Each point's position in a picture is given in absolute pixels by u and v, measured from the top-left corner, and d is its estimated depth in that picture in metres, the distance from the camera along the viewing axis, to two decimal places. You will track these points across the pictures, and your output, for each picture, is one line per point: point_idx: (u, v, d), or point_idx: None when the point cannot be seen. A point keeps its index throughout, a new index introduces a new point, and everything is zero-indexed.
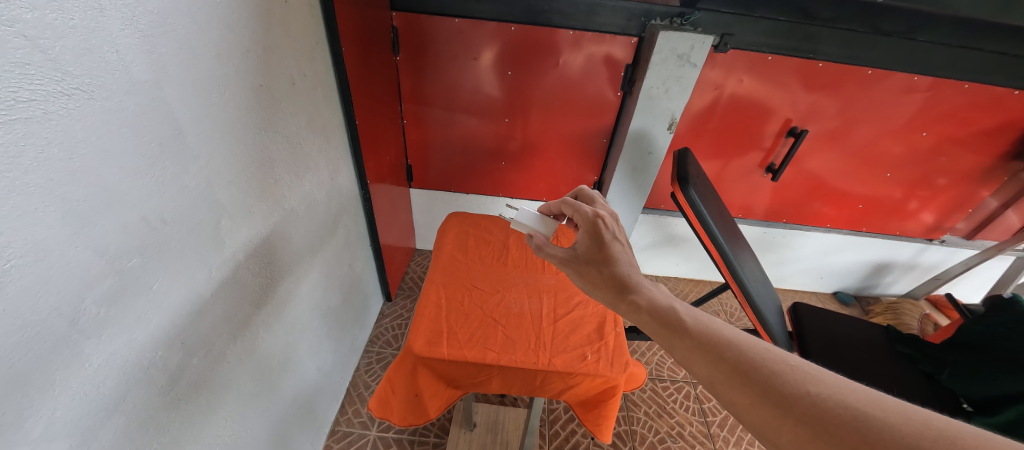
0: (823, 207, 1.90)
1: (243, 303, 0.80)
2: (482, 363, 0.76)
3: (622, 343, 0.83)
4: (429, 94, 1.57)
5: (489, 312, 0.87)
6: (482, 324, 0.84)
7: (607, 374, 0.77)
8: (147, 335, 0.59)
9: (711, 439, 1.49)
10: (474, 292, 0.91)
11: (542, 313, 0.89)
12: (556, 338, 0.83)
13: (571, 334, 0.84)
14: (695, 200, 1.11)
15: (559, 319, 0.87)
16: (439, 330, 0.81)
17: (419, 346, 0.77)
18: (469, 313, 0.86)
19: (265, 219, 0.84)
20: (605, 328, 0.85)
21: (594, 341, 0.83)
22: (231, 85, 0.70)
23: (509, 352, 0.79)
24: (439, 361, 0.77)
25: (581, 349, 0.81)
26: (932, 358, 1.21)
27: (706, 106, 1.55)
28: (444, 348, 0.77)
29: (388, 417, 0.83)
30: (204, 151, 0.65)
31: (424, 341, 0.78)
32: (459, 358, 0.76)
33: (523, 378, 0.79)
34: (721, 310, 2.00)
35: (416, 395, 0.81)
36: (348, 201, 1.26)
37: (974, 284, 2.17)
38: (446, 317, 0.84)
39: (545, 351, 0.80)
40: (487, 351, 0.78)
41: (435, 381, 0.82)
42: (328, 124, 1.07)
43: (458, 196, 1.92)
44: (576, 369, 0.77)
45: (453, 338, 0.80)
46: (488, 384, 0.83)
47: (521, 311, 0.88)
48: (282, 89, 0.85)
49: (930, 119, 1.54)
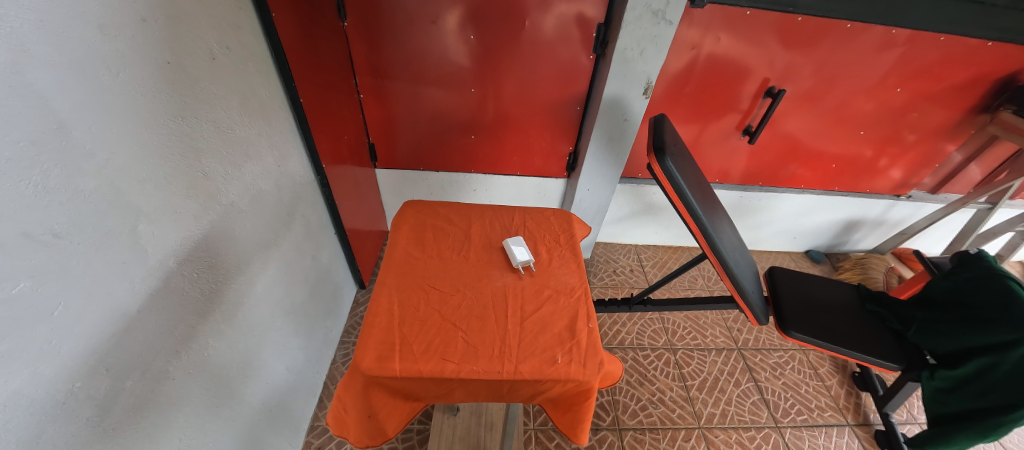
0: (798, 169, 1.90)
1: (182, 315, 0.72)
2: (441, 377, 0.71)
3: (595, 341, 0.80)
4: (388, 65, 1.43)
5: (449, 316, 0.81)
6: (439, 330, 0.78)
7: (580, 377, 0.74)
8: (56, 368, 0.52)
9: (691, 402, 1.53)
10: (431, 294, 0.86)
11: (508, 312, 0.84)
12: (524, 341, 0.78)
13: (541, 334, 0.80)
14: (673, 172, 1.04)
15: (527, 319, 0.83)
16: (391, 343, 0.75)
17: (368, 364, 0.72)
18: (426, 318, 0.80)
19: (197, 219, 0.74)
20: (576, 326, 0.82)
21: (565, 341, 0.79)
22: (130, 65, 0.58)
23: (470, 362, 0.74)
24: (390, 378, 0.71)
25: (551, 351, 0.77)
26: (900, 316, 1.21)
27: (683, 67, 1.48)
28: (397, 363, 0.72)
29: (345, 436, 0.74)
30: (103, 147, 0.55)
31: (373, 356, 0.73)
32: (412, 374, 0.71)
33: (488, 387, 0.75)
34: (699, 275, 2.03)
35: (370, 415, 0.74)
36: (303, 188, 1.16)
37: (935, 237, 2.25)
38: (399, 326, 0.78)
39: (511, 357, 0.75)
40: (445, 363, 0.73)
41: (392, 397, 0.76)
42: (268, 105, 0.94)
43: (429, 175, 1.83)
44: (546, 374, 0.73)
45: (407, 350, 0.74)
46: (452, 396, 0.78)
47: (484, 312, 0.83)
48: (201, 67, 0.72)
49: (905, 75, 1.51)
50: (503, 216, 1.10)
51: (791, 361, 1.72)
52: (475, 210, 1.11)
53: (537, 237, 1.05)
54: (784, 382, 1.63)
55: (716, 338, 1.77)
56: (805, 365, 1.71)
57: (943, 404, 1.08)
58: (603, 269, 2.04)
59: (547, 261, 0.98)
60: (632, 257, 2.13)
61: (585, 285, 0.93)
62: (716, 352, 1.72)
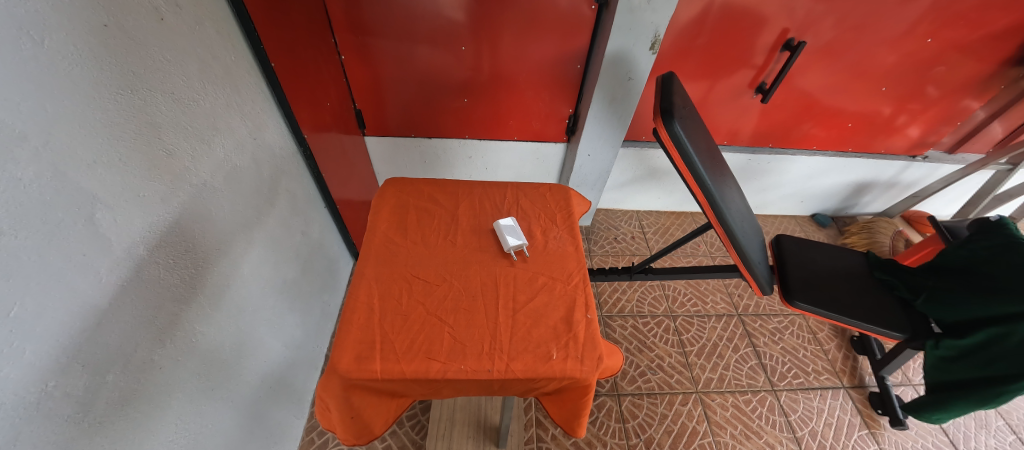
0: (812, 129, 1.79)
1: (162, 303, 0.69)
2: (425, 378, 0.69)
3: (594, 335, 0.77)
4: (370, 20, 1.31)
5: (433, 310, 0.78)
6: (422, 327, 0.75)
7: (576, 375, 0.71)
8: (23, 370, 0.48)
9: (689, 368, 1.54)
10: (415, 285, 0.82)
11: (499, 304, 0.81)
12: (516, 336, 0.76)
13: (535, 328, 0.77)
14: (680, 137, 0.96)
15: (518, 311, 0.80)
16: (371, 342, 0.72)
17: (346, 365, 0.69)
18: (409, 313, 0.77)
19: (165, 202, 0.69)
20: (573, 318, 0.79)
21: (561, 335, 0.76)
22: (56, 29, 0.50)
23: (457, 360, 0.71)
24: (369, 380, 0.69)
25: (546, 347, 0.74)
26: (909, 284, 1.19)
27: (695, 17, 1.34)
28: (377, 364, 0.69)
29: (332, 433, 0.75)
30: (36, 127, 0.48)
31: (352, 357, 0.70)
32: (393, 375, 0.68)
33: (478, 385, 0.73)
34: (702, 242, 2.01)
35: (353, 416, 0.71)
36: (284, 161, 1.09)
37: (947, 198, 2.19)
38: (381, 322, 0.75)
39: (502, 355, 0.73)
40: (430, 362, 0.70)
41: (376, 396, 0.74)
42: (233, 70, 0.85)
43: (421, 141, 1.74)
44: (540, 372, 0.71)
45: (388, 349, 0.71)
46: (439, 393, 0.76)
47: (472, 304, 0.80)
48: (146, 28, 0.63)
49: (939, 22, 1.37)
50: (494, 194, 1.06)
51: (791, 326, 1.72)
52: (462, 189, 1.07)
53: (530, 216, 1.01)
54: (783, 347, 1.65)
55: (717, 305, 1.77)
56: (804, 330, 1.71)
57: (947, 372, 1.07)
58: (604, 236, 2.00)
59: (542, 243, 0.94)
60: (633, 224, 2.08)
61: (583, 270, 0.88)
62: (716, 318, 1.72)
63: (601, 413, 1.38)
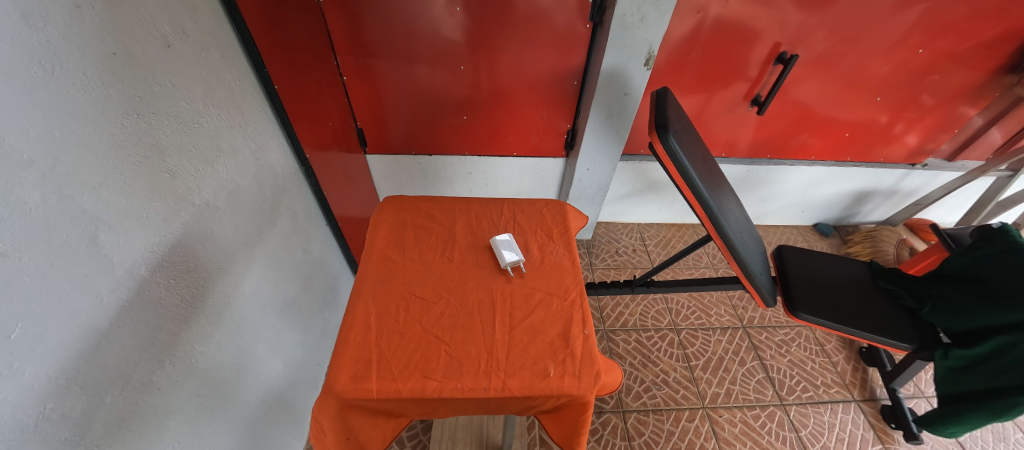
0: (809, 139, 1.81)
1: (161, 323, 0.69)
2: (422, 397, 0.68)
3: (592, 350, 0.76)
4: (371, 42, 1.34)
5: (430, 328, 0.78)
6: (419, 345, 0.75)
7: (573, 392, 0.70)
8: (23, 392, 0.49)
9: (695, 383, 1.52)
10: (411, 303, 0.82)
11: (496, 320, 0.80)
12: (513, 352, 0.75)
13: (532, 344, 0.77)
14: (675, 150, 0.97)
15: (515, 327, 0.79)
16: (367, 361, 0.72)
17: (342, 384, 0.69)
18: (405, 331, 0.77)
19: (167, 223, 0.70)
20: (570, 334, 0.78)
21: (559, 351, 0.76)
22: (66, 58, 0.52)
23: (453, 379, 0.70)
24: (366, 400, 0.68)
25: (543, 363, 0.74)
26: (914, 293, 1.17)
27: (687, 33, 1.37)
28: (374, 383, 0.69)
29: None
30: (43, 153, 0.49)
31: (348, 376, 0.70)
32: (390, 394, 0.68)
33: (474, 404, 0.72)
34: (704, 253, 2.00)
35: (349, 438, 0.70)
36: (286, 179, 1.10)
37: (950, 205, 2.17)
38: (378, 340, 0.75)
39: (499, 372, 0.72)
40: (426, 380, 0.70)
41: (372, 416, 0.73)
42: (237, 93, 0.87)
43: (421, 158, 1.77)
44: (538, 389, 0.70)
45: (384, 368, 0.71)
46: (436, 413, 0.75)
47: (469, 321, 0.80)
48: (153, 55, 0.66)
49: (928, 34, 1.40)
50: (491, 210, 1.06)
51: (797, 338, 1.70)
52: (460, 205, 1.07)
53: (527, 231, 1.01)
54: (790, 360, 1.62)
55: (721, 317, 1.75)
56: (811, 342, 1.68)
57: (959, 384, 1.05)
58: (605, 250, 2.00)
59: (539, 258, 0.94)
60: (634, 237, 2.08)
61: (580, 285, 0.88)
62: (720, 331, 1.69)
63: (605, 431, 1.35)
